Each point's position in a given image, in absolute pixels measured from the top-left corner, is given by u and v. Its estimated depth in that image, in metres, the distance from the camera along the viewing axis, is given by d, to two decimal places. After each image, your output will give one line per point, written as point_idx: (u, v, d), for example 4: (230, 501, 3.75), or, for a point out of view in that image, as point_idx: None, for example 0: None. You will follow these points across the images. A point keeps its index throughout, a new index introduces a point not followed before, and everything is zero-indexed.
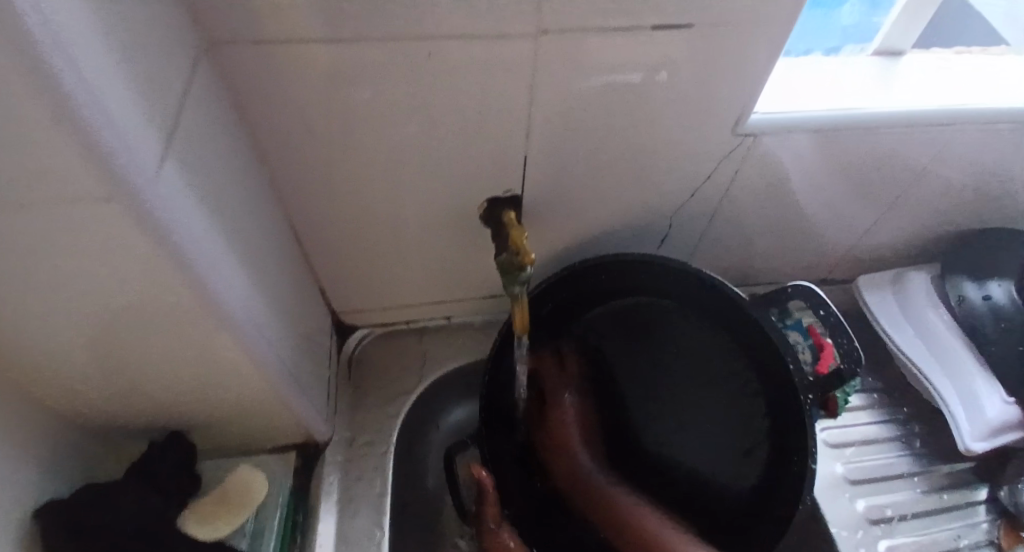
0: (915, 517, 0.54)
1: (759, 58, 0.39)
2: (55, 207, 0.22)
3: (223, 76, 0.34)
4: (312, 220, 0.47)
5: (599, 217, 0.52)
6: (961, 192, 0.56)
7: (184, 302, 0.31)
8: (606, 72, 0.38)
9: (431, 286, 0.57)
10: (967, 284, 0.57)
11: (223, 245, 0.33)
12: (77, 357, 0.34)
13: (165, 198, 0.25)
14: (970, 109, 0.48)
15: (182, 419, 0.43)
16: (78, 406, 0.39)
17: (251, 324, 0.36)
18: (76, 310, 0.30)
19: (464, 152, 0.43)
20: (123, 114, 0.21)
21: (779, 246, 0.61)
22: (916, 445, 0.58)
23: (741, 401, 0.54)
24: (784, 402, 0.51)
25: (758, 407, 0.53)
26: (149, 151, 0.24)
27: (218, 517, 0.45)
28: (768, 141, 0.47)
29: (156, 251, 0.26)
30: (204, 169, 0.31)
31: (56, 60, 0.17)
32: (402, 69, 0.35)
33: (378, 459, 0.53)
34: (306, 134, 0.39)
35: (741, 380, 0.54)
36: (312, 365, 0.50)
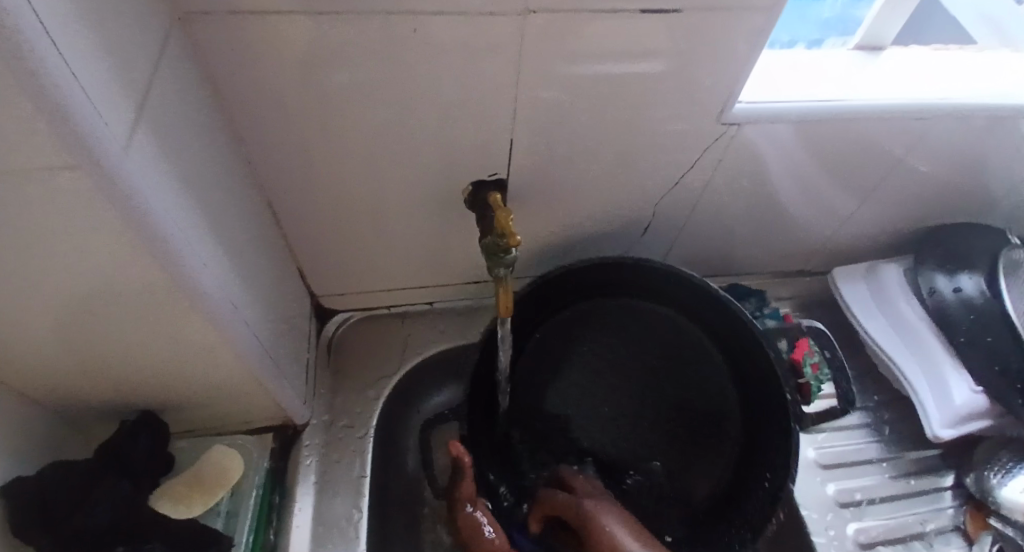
0: (883, 501, 0.56)
1: (743, 46, 0.40)
2: (18, 176, 0.22)
3: (197, 47, 0.33)
4: (292, 199, 0.46)
5: (583, 203, 0.52)
6: (935, 186, 0.58)
7: (158, 279, 0.30)
8: (591, 55, 0.38)
9: (414, 271, 0.57)
10: (938, 277, 0.58)
11: (197, 221, 0.32)
12: (44, 336, 0.33)
13: (136, 171, 0.25)
14: (946, 104, 0.49)
15: (156, 400, 0.42)
16: (45, 385, 0.38)
17: (227, 304, 0.36)
18: (42, 286, 0.29)
19: (448, 133, 0.42)
20: (90, 81, 0.21)
21: (759, 237, 0.62)
22: (886, 432, 0.60)
23: (716, 397, 0.58)
24: (759, 401, 0.55)
25: (732, 405, 0.57)
26: (118, 120, 0.23)
27: (191, 498, 0.44)
28: (751, 131, 0.47)
29: (128, 225, 0.26)
30: (177, 142, 0.30)
31: (22, 20, 0.16)
32: (385, 45, 0.34)
33: (358, 441, 0.53)
34: (286, 110, 0.38)
35: (717, 380, 0.58)
36: (291, 347, 0.49)
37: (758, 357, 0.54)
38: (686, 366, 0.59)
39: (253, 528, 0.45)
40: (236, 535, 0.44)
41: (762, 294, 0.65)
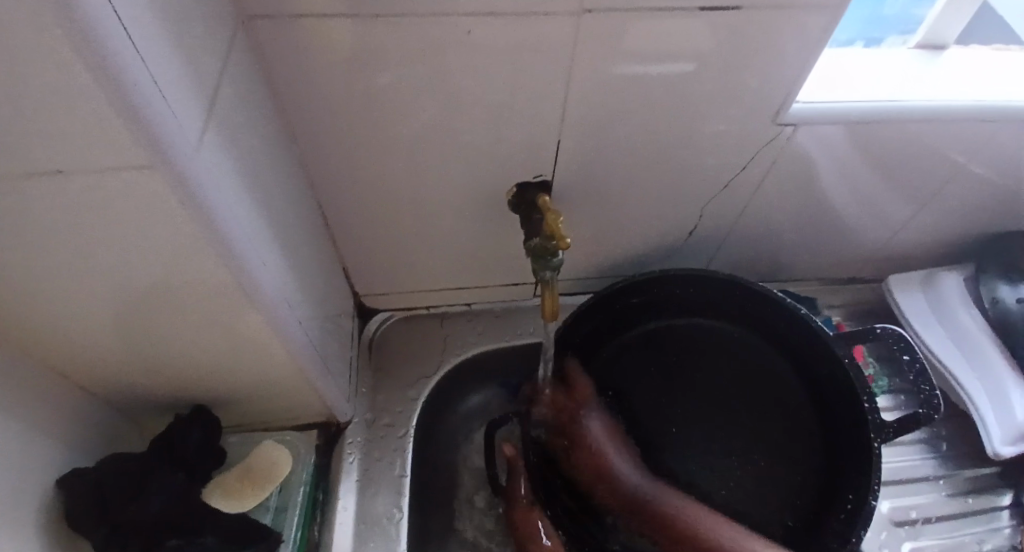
0: (941, 519, 0.52)
1: (805, 44, 0.38)
2: (98, 176, 0.22)
3: (258, 49, 0.33)
4: (340, 200, 0.46)
5: (628, 206, 0.52)
6: (1002, 191, 0.55)
7: (218, 277, 0.30)
8: (645, 55, 0.37)
9: (454, 271, 0.57)
10: (1001, 286, 0.56)
11: (256, 220, 0.32)
12: (107, 330, 0.34)
13: (203, 166, 0.25)
14: (1018, 105, 0.46)
15: (208, 395, 0.43)
16: (107, 378, 0.39)
17: (281, 302, 0.36)
18: (111, 282, 0.30)
19: (496, 134, 0.42)
20: (164, 78, 0.21)
21: (809, 242, 0.60)
22: (942, 448, 0.56)
23: (785, 414, 0.56)
24: (837, 422, 0.53)
25: (801, 422, 0.55)
26: (189, 116, 0.24)
27: (242, 492, 0.45)
28: (806, 133, 0.46)
29: (195, 224, 0.26)
30: (240, 143, 0.31)
31: (103, 15, 0.16)
32: (440, 46, 0.34)
33: (398, 441, 0.53)
34: (340, 111, 0.39)
35: (782, 395, 0.57)
36: (335, 345, 0.50)
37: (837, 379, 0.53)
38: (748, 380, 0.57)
39: (302, 524, 0.46)
40: (285, 531, 0.45)
41: (812, 302, 0.63)
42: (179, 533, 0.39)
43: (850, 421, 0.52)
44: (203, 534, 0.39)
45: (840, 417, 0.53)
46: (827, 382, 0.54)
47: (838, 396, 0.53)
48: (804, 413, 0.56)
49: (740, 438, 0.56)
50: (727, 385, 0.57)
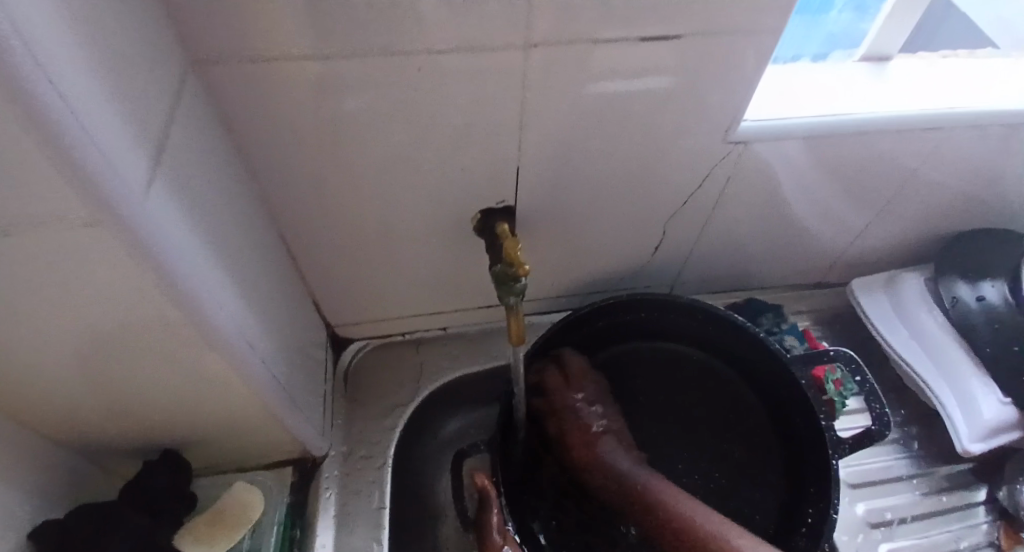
0: (914, 520, 0.53)
1: (748, 64, 0.39)
2: (46, 232, 0.22)
3: (212, 94, 0.34)
4: (306, 234, 0.47)
5: (593, 226, 0.53)
6: (951, 193, 0.57)
7: (178, 321, 0.31)
8: (594, 82, 0.38)
9: (426, 297, 0.57)
10: (960, 286, 0.56)
11: (214, 262, 0.33)
12: (66, 380, 0.33)
13: (155, 222, 0.25)
14: (958, 113, 0.48)
15: (177, 438, 0.43)
16: (70, 428, 0.38)
17: (243, 341, 0.36)
18: (68, 333, 0.29)
19: (455, 164, 0.43)
20: (108, 136, 0.21)
21: (773, 251, 0.61)
22: (914, 447, 0.58)
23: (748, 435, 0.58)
24: (798, 439, 0.55)
25: (761, 442, 0.58)
26: (135, 172, 0.24)
27: (212, 536, 0.45)
28: (758, 148, 0.47)
29: (150, 272, 0.26)
30: (195, 188, 0.31)
31: (40, 84, 0.17)
32: (393, 83, 0.35)
33: (375, 472, 0.53)
34: (299, 149, 0.39)
35: (742, 417, 0.59)
36: (307, 379, 0.50)
37: (797, 397, 0.54)
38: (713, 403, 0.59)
39: None
40: None
41: (779, 309, 0.64)
42: None
43: (811, 438, 0.54)
44: None
45: (799, 435, 0.55)
46: (787, 402, 0.57)
47: (796, 415, 0.55)
48: (764, 434, 0.58)
49: (709, 455, 0.57)
50: (693, 408, 0.59)
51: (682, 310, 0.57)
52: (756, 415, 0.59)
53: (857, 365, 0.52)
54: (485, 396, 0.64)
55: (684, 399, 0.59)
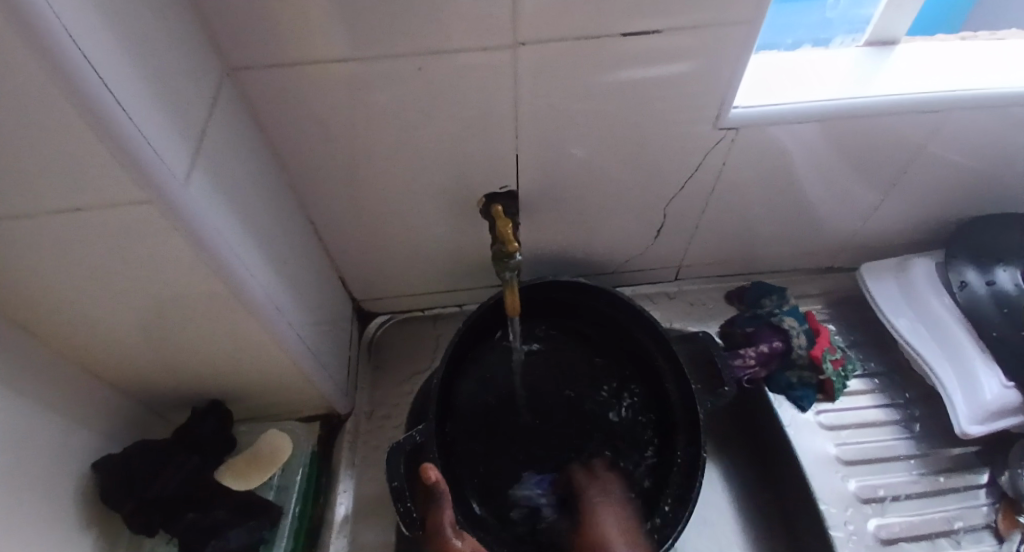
0: (909, 498, 0.54)
1: (730, 52, 0.41)
2: (109, 209, 0.28)
3: (243, 94, 0.39)
4: (329, 216, 0.52)
5: (594, 209, 0.56)
6: (964, 177, 0.56)
7: (216, 288, 0.36)
8: (582, 75, 0.41)
9: (440, 275, 0.62)
10: (970, 271, 0.56)
11: (247, 237, 0.38)
12: (130, 337, 0.40)
13: (194, 200, 0.31)
14: (961, 94, 0.48)
15: (221, 391, 0.50)
16: (135, 379, 0.46)
17: (272, 307, 0.42)
18: (129, 296, 0.36)
19: (459, 152, 0.47)
20: (152, 129, 0.27)
21: (780, 233, 0.62)
22: (915, 429, 0.58)
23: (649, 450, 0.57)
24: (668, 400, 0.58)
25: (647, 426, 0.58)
26: (176, 158, 0.29)
27: (248, 472, 0.51)
28: (751, 133, 0.48)
29: (191, 243, 0.32)
30: (228, 174, 0.36)
31: (94, 87, 0.22)
32: (397, 81, 0.40)
33: (393, 430, 0.59)
34: (319, 139, 0.44)
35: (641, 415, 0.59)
36: (332, 346, 0.56)
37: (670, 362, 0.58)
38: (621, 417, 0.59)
39: (300, 500, 0.52)
40: (286, 505, 0.52)
41: (783, 291, 0.64)
42: (196, 507, 0.46)
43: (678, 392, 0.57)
44: (215, 509, 0.46)
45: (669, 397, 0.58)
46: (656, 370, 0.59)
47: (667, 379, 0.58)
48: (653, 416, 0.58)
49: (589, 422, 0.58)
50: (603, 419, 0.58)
51: (576, 294, 0.60)
52: (657, 417, 0.58)
53: (778, 332, 0.59)
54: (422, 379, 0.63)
55: (573, 373, 0.61)
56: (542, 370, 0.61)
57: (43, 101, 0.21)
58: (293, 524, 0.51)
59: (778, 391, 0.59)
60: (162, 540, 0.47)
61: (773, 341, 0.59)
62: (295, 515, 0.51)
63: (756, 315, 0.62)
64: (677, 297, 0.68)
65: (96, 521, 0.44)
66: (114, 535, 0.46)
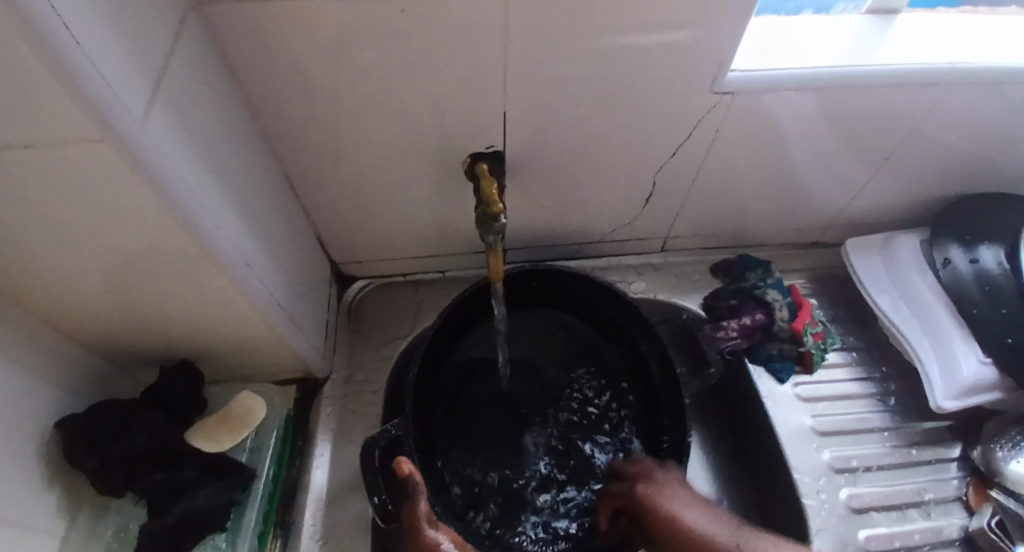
0: (880, 469, 0.56)
1: (732, 13, 0.39)
2: (60, 150, 0.26)
3: (210, 32, 0.36)
4: (306, 171, 0.50)
5: (584, 176, 0.54)
6: (956, 154, 0.55)
7: (183, 241, 0.34)
8: (576, 29, 0.39)
9: (423, 239, 0.60)
10: (954, 249, 0.57)
11: (213, 188, 0.36)
12: (88, 291, 0.38)
13: (151, 144, 0.28)
14: (959, 68, 0.46)
15: (191, 350, 0.48)
16: (97, 335, 0.44)
17: (242, 264, 0.40)
18: (85, 247, 0.33)
19: (444, 108, 0.45)
20: (106, 62, 0.24)
21: (769, 206, 0.61)
22: (890, 403, 0.59)
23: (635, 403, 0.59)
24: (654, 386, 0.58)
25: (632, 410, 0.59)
26: (132, 96, 0.26)
27: (219, 434, 0.50)
28: (747, 100, 0.47)
29: (154, 191, 0.30)
30: (193, 119, 0.34)
31: (42, 11, 0.20)
32: (378, 25, 0.37)
33: (372, 395, 0.58)
34: (292, 86, 0.41)
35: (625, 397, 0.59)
36: (309, 308, 0.54)
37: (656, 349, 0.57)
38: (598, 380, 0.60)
39: (274, 462, 0.52)
40: (259, 467, 0.51)
41: (768, 265, 0.64)
42: (164, 466, 0.45)
43: (665, 376, 0.57)
44: (184, 469, 0.46)
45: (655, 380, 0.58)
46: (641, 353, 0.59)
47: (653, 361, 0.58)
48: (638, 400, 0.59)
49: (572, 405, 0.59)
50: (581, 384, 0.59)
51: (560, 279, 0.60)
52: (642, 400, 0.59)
53: (761, 304, 0.60)
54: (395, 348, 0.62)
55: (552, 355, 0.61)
56: (522, 346, 0.61)
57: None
58: (268, 485, 0.50)
59: (757, 363, 0.59)
60: (129, 500, 0.47)
61: (755, 313, 0.59)
62: (269, 477, 0.51)
63: (740, 287, 0.62)
64: (662, 268, 0.68)
65: (59, 480, 0.42)
66: (80, 494, 0.45)
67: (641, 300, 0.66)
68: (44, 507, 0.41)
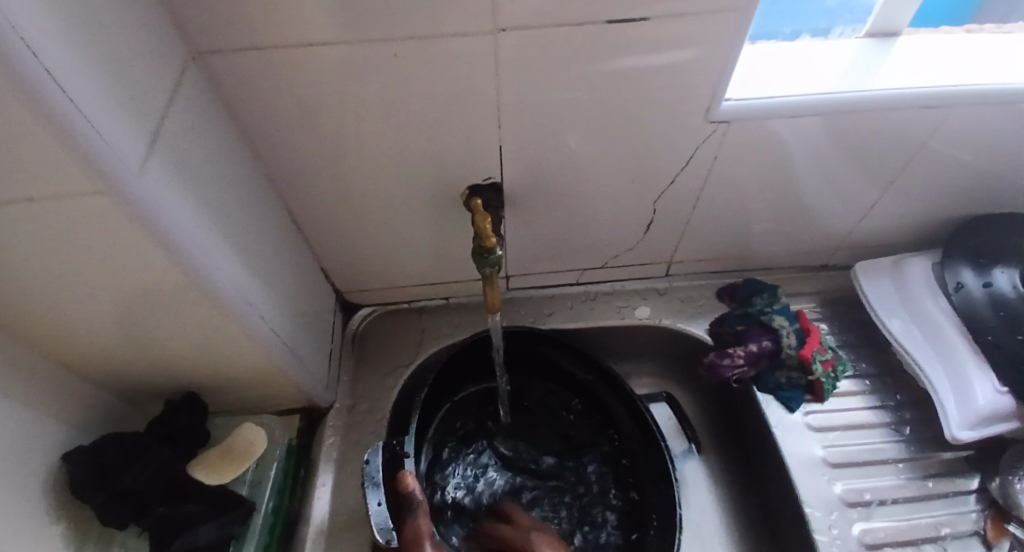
0: (896, 502, 0.53)
1: (722, 42, 0.40)
2: (60, 201, 0.27)
3: (212, 79, 0.38)
4: (308, 206, 0.51)
5: (583, 204, 0.54)
6: (964, 175, 0.54)
7: (182, 281, 0.35)
8: (566, 64, 0.40)
9: (425, 268, 0.61)
10: (966, 272, 0.56)
11: (215, 229, 0.37)
12: (94, 330, 0.39)
13: (150, 192, 0.29)
14: (961, 90, 0.46)
15: (196, 383, 0.49)
16: (105, 370, 0.45)
17: (243, 300, 0.41)
18: (89, 290, 0.34)
19: (440, 143, 0.45)
20: (105, 119, 0.25)
21: (774, 229, 0.61)
22: (905, 432, 0.57)
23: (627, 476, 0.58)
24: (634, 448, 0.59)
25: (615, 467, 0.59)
26: (131, 148, 0.28)
27: (222, 466, 0.50)
28: (743, 127, 0.47)
29: (152, 236, 0.31)
30: (195, 164, 0.35)
31: (39, 76, 0.21)
32: (372, 66, 0.38)
33: (374, 425, 0.58)
34: (292, 126, 0.43)
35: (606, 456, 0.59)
36: (312, 338, 0.55)
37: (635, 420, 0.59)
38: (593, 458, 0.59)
39: (275, 495, 0.52)
40: (259, 501, 0.51)
41: (775, 289, 0.63)
42: (167, 500, 0.45)
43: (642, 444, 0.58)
44: (188, 502, 0.46)
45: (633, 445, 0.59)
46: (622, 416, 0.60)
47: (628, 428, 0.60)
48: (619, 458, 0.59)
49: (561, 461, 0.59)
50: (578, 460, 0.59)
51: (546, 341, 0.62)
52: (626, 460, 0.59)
53: (768, 330, 0.59)
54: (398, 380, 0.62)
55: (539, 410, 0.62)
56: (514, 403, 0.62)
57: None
58: (266, 519, 0.50)
59: (766, 391, 0.58)
60: (133, 533, 0.47)
61: (763, 339, 0.58)
62: (269, 511, 0.51)
63: (746, 313, 0.62)
64: (667, 293, 0.67)
65: (64, 514, 0.43)
66: (84, 528, 0.45)
67: (647, 325, 0.65)
68: (48, 542, 0.41)
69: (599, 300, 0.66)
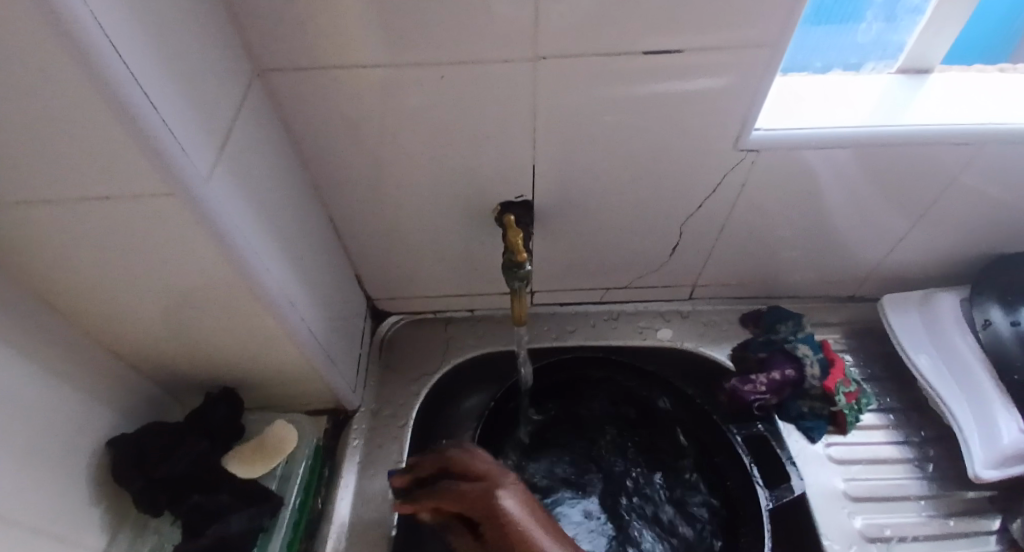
0: (918, 540, 0.52)
1: (752, 74, 0.41)
2: (133, 202, 0.29)
3: (271, 95, 0.41)
4: (348, 216, 0.54)
5: (611, 224, 0.56)
6: (996, 211, 0.54)
7: (233, 281, 0.38)
8: (600, 90, 0.42)
9: (454, 280, 0.63)
10: (995, 310, 0.55)
11: (265, 233, 0.40)
12: (148, 323, 0.42)
13: (212, 195, 0.32)
14: (992, 126, 0.46)
15: (234, 379, 0.51)
16: (152, 362, 0.48)
17: (285, 301, 0.43)
18: (150, 284, 0.37)
19: (476, 161, 0.48)
20: (179, 128, 0.28)
21: (800, 258, 0.61)
22: (929, 469, 0.56)
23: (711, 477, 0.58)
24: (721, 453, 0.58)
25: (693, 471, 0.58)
26: (200, 156, 0.30)
27: (253, 460, 0.52)
28: (771, 157, 0.48)
29: (210, 237, 0.33)
30: (252, 171, 0.38)
31: (127, 88, 0.24)
32: (415, 88, 0.41)
33: (397, 429, 0.60)
34: (338, 140, 0.45)
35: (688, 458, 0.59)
36: (344, 342, 0.57)
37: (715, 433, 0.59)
38: (708, 461, 0.60)
39: (302, 491, 0.54)
40: (287, 495, 0.53)
41: (799, 318, 0.63)
42: (201, 490, 0.48)
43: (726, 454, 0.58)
44: (218, 493, 0.48)
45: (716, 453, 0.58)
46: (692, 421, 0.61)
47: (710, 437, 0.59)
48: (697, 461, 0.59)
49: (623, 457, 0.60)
50: (698, 484, 0.58)
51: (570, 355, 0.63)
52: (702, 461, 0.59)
53: (791, 358, 0.59)
54: (421, 387, 0.63)
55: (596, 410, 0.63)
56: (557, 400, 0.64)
57: (78, 92, 0.22)
58: (292, 513, 0.52)
59: (788, 420, 0.58)
60: (167, 520, 0.49)
61: (785, 368, 0.59)
62: (296, 505, 0.52)
63: (770, 340, 0.62)
64: (689, 317, 0.67)
65: (106, 496, 0.46)
66: (123, 511, 0.48)
67: (668, 347, 0.65)
68: (88, 520, 0.44)
69: (621, 320, 0.67)
